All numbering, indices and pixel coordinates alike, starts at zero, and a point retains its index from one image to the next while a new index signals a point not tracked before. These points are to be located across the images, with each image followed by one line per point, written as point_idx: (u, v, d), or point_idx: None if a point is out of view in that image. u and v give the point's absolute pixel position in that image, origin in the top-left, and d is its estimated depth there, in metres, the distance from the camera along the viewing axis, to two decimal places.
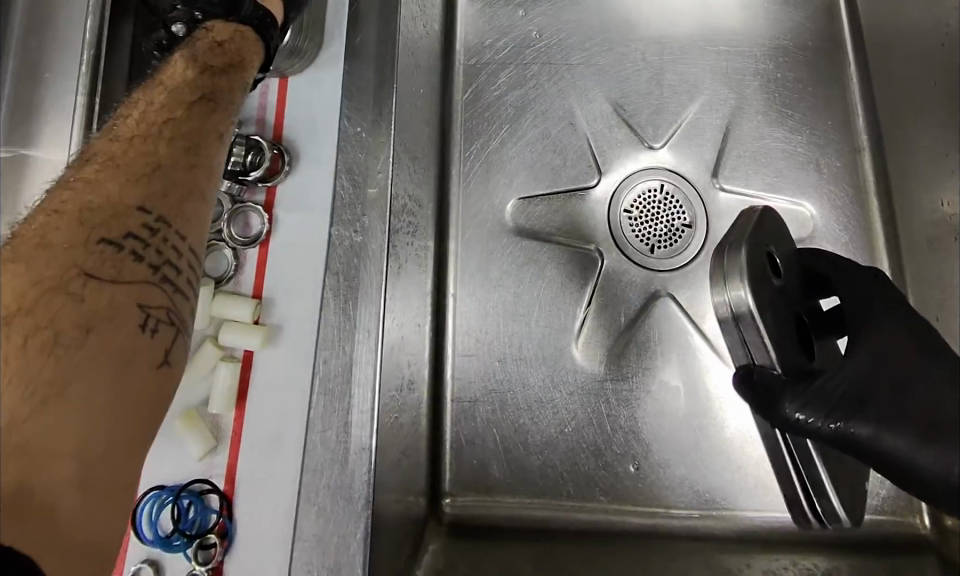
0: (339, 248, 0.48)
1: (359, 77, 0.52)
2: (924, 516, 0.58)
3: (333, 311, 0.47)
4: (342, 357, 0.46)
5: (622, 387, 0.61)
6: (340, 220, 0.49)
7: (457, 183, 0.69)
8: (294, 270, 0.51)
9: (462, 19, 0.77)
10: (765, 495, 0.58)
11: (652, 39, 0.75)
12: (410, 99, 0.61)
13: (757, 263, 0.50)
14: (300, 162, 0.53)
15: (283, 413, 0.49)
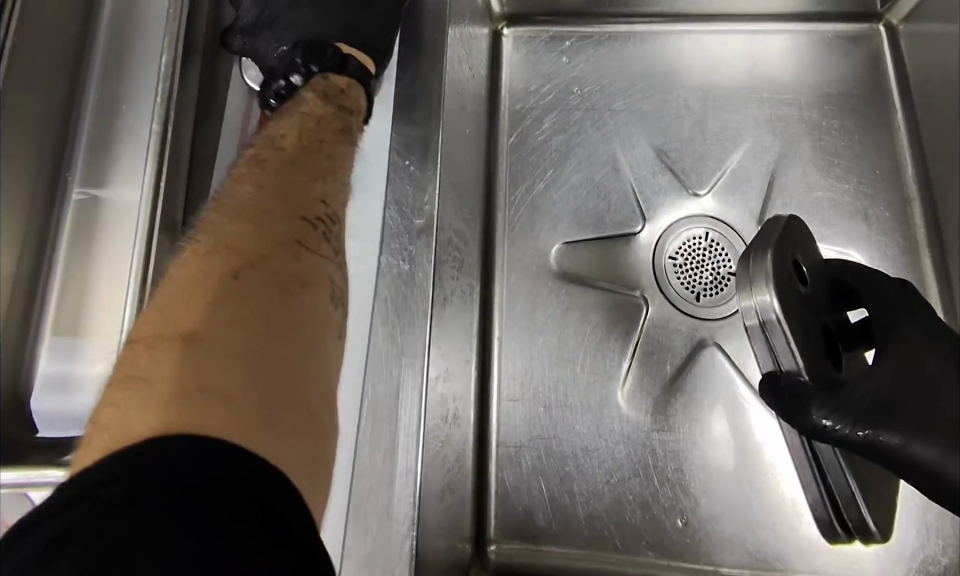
0: (385, 274, 0.48)
1: (409, 114, 0.53)
2: None
3: (382, 334, 0.47)
4: (389, 382, 0.45)
5: (669, 438, 0.60)
6: (388, 247, 0.49)
7: (501, 226, 0.70)
8: (345, 293, 0.48)
9: (507, 67, 0.80)
10: (817, 556, 0.57)
11: (694, 87, 0.77)
12: (459, 142, 0.62)
13: (782, 269, 0.52)
14: (352, 193, 0.51)
15: (333, 433, 0.45)
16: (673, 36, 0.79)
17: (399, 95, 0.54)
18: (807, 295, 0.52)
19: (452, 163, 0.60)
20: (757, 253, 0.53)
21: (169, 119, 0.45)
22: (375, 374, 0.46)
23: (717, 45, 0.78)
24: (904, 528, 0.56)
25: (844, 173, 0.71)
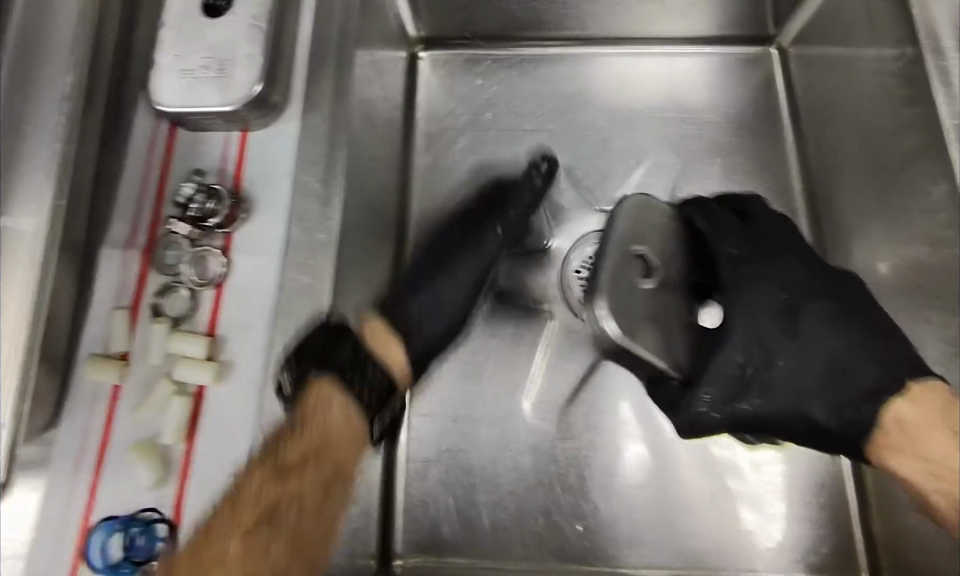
0: (287, 288, 0.50)
1: (313, 138, 0.55)
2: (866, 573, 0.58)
3: (281, 346, 0.49)
4: (287, 394, 0.47)
5: (571, 445, 0.62)
6: (290, 262, 0.51)
7: (412, 247, 0.73)
8: (249, 310, 0.50)
9: (423, 88, 0.82)
10: (708, 554, 0.59)
11: (602, 107, 0.80)
12: (369, 162, 0.64)
13: (624, 274, 0.60)
14: (257, 209, 0.53)
15: (232, 443, 0.47)
16: (583, 59, 0.83)
17: (304, 119, 0.56)
18: (653, 286, 0.61)
19: (361, 184, 0.61)
20: (606, 256, 0.60)
21: (72, 138, 0.47)
22: (274, 388, 0.48)
23: (621, 68, 0.82)
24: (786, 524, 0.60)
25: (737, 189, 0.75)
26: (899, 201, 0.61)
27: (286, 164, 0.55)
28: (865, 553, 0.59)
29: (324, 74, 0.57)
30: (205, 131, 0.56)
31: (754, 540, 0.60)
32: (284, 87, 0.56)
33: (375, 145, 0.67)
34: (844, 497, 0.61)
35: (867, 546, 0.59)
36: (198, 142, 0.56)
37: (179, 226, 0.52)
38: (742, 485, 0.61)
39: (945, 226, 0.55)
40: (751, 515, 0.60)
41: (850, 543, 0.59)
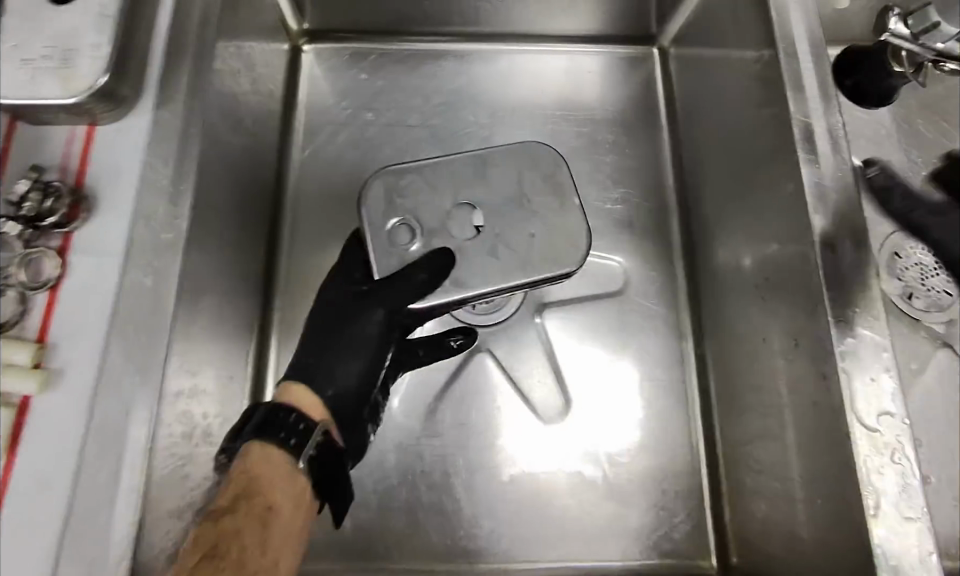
0: (128, 291, 0.48)
1: (161, 132, 0.52)
2: (714, 558, 0.61)
3: (119, 352, 0.46)
4: (118, 401, 0.45)
5: (438, 442, 0.63)
6: (133, 264, 0.48)
7: (286, 244, 0.72)
8: (83, 315, 0.48)
9: (307, 79, 0.80)
10: (568, 545, 0.61)
11: (486, 103, 0.80)
12: (235, 157, 0.62)
13: (437, 231, 0.54)
14: (99, 211, 0.51)
15: (57, 457, 0.45)
16: (468, 55, 0.82)
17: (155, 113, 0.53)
18: (476, 235, 0.54)
19: (222, 179, 0.59)
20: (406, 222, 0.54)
21: None
22: (109, 394, 0.45)
23: (507, 64, 0.82)
24: (642, 513, 0.62)
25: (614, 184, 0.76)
26: (750, 201, 0.62)
27: (135, 161, 0.53)
28: (714, 538, 0.61)
29: (178, 64, 0.54)
30: (48, 127, 0.53)
31: (616, 533, 0.61)
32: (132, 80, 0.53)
33: (246, 139, 0.65)
34: (698, 485, 0.63)
35: (716, 533, 0.62)
36: (41, 138, 0.53)
37: (10, 227, 0.49)
38: (607, 480, 0.62)
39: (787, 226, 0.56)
40: (612, 505, 0.62)
41: (701, 530, 0.62)
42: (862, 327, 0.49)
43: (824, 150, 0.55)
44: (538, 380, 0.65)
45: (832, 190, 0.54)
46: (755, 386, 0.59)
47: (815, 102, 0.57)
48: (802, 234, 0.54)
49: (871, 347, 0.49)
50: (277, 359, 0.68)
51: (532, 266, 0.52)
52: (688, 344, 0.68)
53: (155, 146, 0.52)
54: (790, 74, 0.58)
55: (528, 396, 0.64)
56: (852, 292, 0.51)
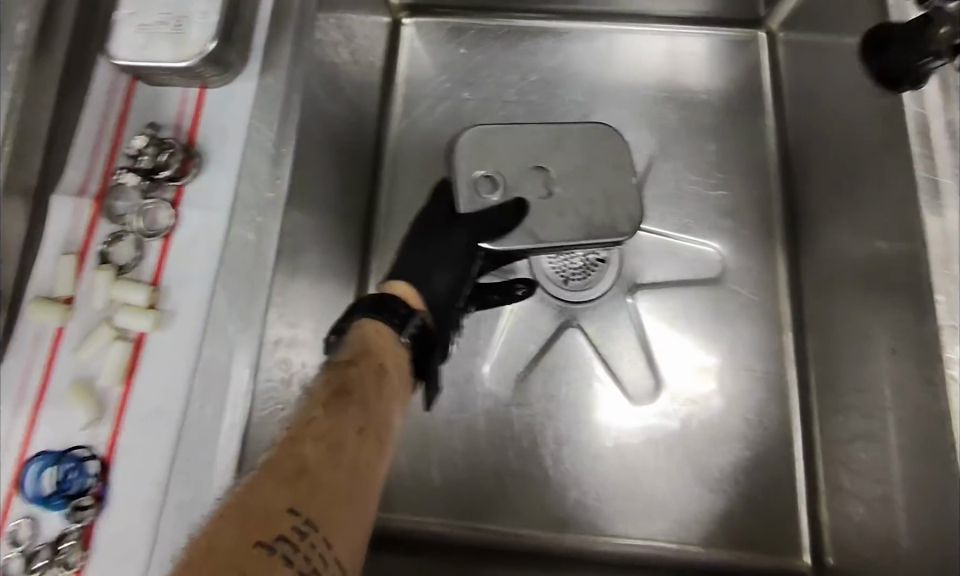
0: (233, 246, 0.49)
1: (268, 94, 0.53)
2: (807, 553, 0.59)
3: (224, 302, 0.48)
4: (224, 347, 0.47)
5: (526, 412, 0.62)
6: (238, 219, 0.50)
7: (382, 213, 0.73)
8: (193, 263, 0.50)
9: (406, 51, 0.81)
10: (653, 525, 0.60)
11: (584, 81, 0.79)
12: (338, 123, 0.63)
13: (518, 188, 0.56)
14: (208, 166, 0.52)
15: (166, 392, 0.47)
16: (569, 32, 0.81)
17: (261, 77, 0.53)
18: (548, 197, 0.56)
19: (324, 142, 0.60)
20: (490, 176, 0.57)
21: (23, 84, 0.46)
22: (214, 339, 0.48)
23: (606, 42, 0.81)
24: (733, 501, 0.60)
25: (714, 168, 0.74)
26: (858, 197, 0.59)
27: (241, 125, 0.53)
28: (808, 530, 0.59)
29: (285, 30, 0.54)
30: (161, 86, 0.53)
31: (696, 519, 0.60)
32: (240, 42, 0.53)
33: (346, 107, 0.66)
34: (792, 477, 0.61)
35: (811, 525, 0.59)
36: (155, 96, 0.54)
37: (128, 177, 0.51)
38: (694, 465, 0.61)
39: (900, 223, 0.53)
40: (701, 491, 0.61)
41: (794, 522, 0.60)
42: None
43: (942, 150, 0.50)
44: (629, 361, 0.64)
45: (948, 189, 0.49)
46: (859, 387, 0.56)
47: (932, 91, 0.52)
48: (913, 236, 0.51)
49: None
50: None
51: (595, 228, 0.55)
52: (788, 336, 0.65)
53: (259, 109, 0.53)
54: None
55: (618, 375, 0.63)
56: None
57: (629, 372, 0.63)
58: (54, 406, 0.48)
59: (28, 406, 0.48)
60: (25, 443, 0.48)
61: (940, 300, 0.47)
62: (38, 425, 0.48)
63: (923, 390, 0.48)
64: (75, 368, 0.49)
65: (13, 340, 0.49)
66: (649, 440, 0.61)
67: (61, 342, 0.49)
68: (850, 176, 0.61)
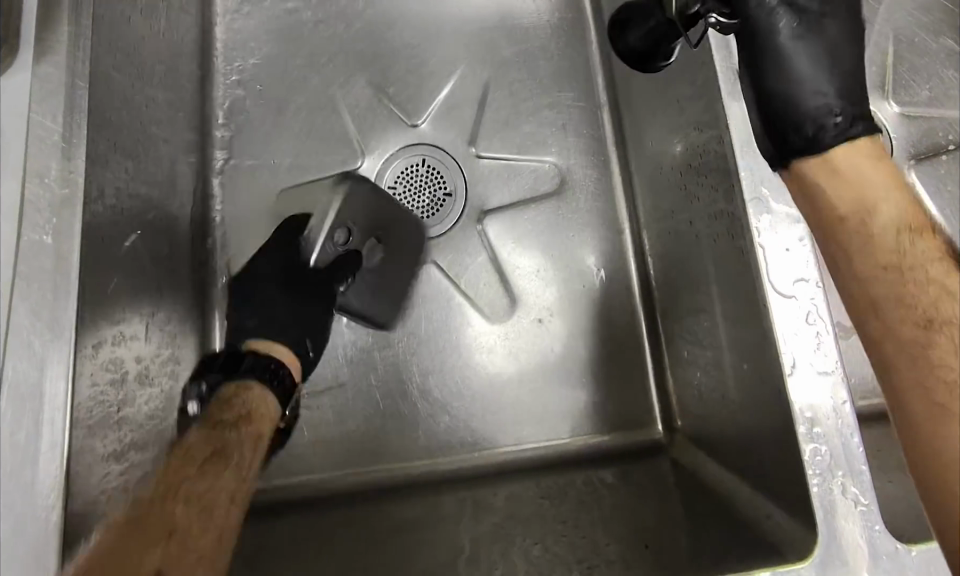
0: (25, 252, 0.46)
1: (47, 89, 0.49)
2: (660, 423, 0.65)
3: (25, 312, 0.45)
4: (31, 359, 0.44)
5: (389, 353, 0.65)
6: (27, 222, 0.46)
7: (219, 185, 0.71)
8: None
9: (220, 13, 0.75)
10: (522, 432, 0.64)
11: (411, 17, 0.76)
12: (141, 108, 0.60)
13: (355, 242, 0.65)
14: None
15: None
16: None
17: (36, 69, 0.49)
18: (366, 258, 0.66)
19: (120, 130, 0.57)
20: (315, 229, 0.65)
21: None
22: (17, 354, 0.44)
23: None
24: (589, 399, 0.65)
25: (547, 89, 0.75)
26: (671, 92, 0.59)
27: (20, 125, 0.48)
28: (660, 404, 0.65)
29: (55, 12, 0.50)
30: None
31: (559, 419, 0.64)
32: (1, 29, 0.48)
33: (151, 88, 0.62)
34: (641, 363, 0.66)
35: (661, 399, 0.65)
36: None
37: None
38: (551, 372, 0.65)
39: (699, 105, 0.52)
40: (560, 395, 0.65)
41: (647, 403, 0.65)
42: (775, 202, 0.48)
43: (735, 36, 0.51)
44: (485, 284, 0.67)
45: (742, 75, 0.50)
46: (686, 267, 0.61)
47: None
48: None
49: (784, 221, 0.48)
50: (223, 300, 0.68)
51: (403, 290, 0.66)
52: (626, 235, 0.70)
53: (38, 101, 0.48)
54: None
55: (472, 301, 0.67)
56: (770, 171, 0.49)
57: (484, 296, 0.67)
58: None
59: None
60: None
61: (743, 174, 0.49)
62: None
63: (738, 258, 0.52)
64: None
65: None
66: (508, 354, 0.65)
67: None
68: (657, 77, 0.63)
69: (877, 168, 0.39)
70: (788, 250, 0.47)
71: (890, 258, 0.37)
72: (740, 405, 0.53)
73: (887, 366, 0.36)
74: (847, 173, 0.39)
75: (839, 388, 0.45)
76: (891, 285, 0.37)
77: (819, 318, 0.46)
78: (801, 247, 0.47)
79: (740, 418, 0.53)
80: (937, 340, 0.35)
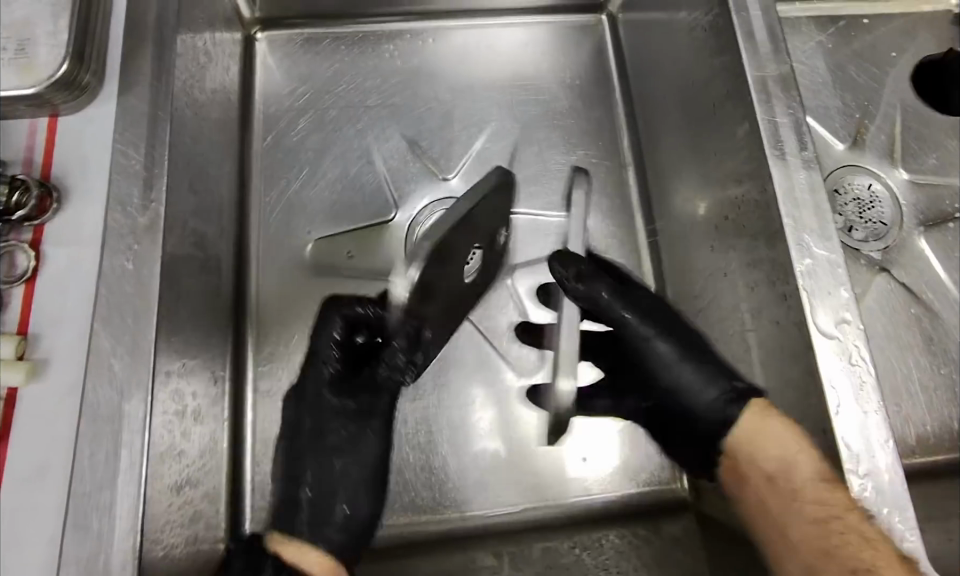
0: (107, 275, 0.45)
1: (132, 120, 0.48)
2: (685, 480, 0.65)
3: (106, 335, 0.44)
4: (113, 386, 0.43)
5: (417, 407, 0.66)
6: (111, 249, 0.45)
7: (255, 230, 0.72)
8: (60, 304, 0.46)
9: (262, 68, 0.80)
10: (551, 485, 0.65)
11: (444, 81, 0.81)
12: (203, 147, 0.60)
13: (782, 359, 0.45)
14: (73, 201, 0.48)
15: (53, 444, 0.44)
16: (419, 33, 0.83)
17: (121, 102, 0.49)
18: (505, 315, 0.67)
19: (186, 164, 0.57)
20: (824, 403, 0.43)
21: None
22: (98, 378, 0.43)
23: (461, 40, 0.83)
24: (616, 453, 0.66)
25: (573, 148, 0.78)
26: (704, 150, 0.60)
27: (105, 151, 0.49)
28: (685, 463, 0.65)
29: (140, 46, 0.51)
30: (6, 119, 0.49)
31: (579, 460, 0.65)
32: (95, 65, 0.49)
33: (212, 130, 0.63)
34: None
35: None
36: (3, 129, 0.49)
37: None
38: (578, 425, 0.66)
39: (744, 154, 0.52)
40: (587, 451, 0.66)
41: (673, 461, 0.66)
42: (817, 247, 0.46)
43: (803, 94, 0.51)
44: (514, 342, 0.68)
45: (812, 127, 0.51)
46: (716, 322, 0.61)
47: (767, 52, 0.52)
48: (761, 166, 0.50)
49: (824, 266, 0.46)
50: (256, 341, 0.69)
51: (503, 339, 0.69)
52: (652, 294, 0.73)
53: (122, 133, 0.48)
54: (743, 28, 0.53)
55: (502, 351, 0.68)
56: (809, 219, 0.47)
57: (513, 348, 0.68)
58: None
59: None
60: None
61: (785, 223, 0.47)
62: None
63: (780, 304, 0.49)
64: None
65: None
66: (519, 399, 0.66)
67: None
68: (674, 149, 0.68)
69: (795, 440, 0.45)
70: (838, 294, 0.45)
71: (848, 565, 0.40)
72: None
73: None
74: (777, 445, 0.45)
75: (882, 427, 0.43)
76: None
77: (862, 363, 0.43)
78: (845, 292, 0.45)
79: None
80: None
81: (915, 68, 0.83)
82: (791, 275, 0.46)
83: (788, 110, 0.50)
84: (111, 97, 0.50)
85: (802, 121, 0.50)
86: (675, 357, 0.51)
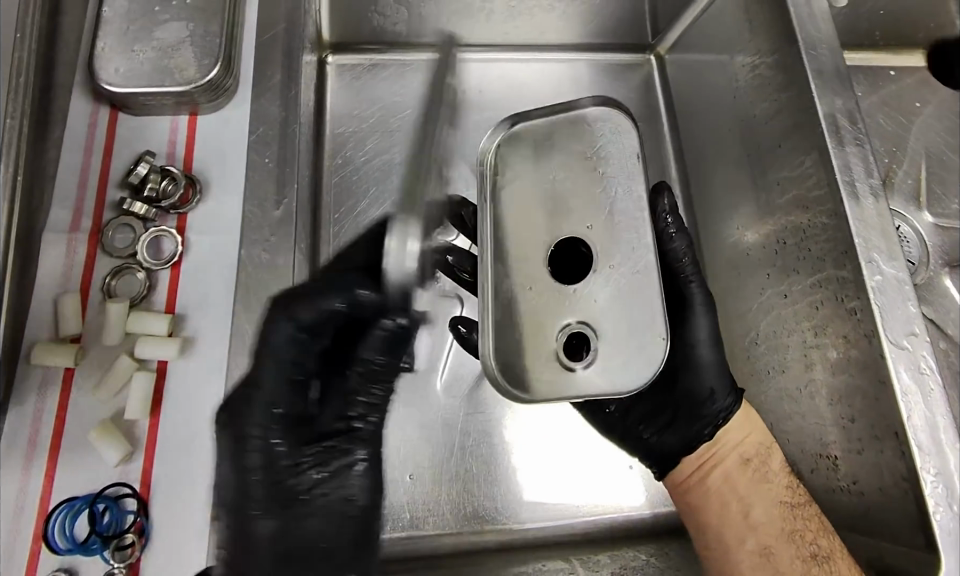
0: (248, 264, 0.52)
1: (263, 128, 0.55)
2: None
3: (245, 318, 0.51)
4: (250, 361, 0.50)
5: (476, 419, 0.67)
6: (248, 240, 0.53)
7: (326, 242, 0.76)
8: (202, 289, 0.53)
9: (331, 89, 0.84)
10: (604, 499, 0.66)
11: (502, 109, 0.86)
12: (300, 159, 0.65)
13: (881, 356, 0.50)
14: (210, 193, 0.55)
15: (198, 417, 0.51)
16: (475, 64, 0.88)
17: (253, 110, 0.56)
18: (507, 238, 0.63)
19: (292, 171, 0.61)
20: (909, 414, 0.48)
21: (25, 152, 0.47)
22: None
23: (515, 72, 0.88)
24: None
25: None
26: (766, 180, 0.66)
27: (239, 149, 0.56)
28: None
29: (269, 65, 0.57)
30: (151, 119, 0.56)
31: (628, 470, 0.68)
32: (235, 69, 0.57)
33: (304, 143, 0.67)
34: None
35: None
36: (142, 128, 0.56)
37: (132, 206, 0.54)
38: None
39: (814, 181, 0.58)
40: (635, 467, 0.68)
41: None
42: (885, 266, 0.52)
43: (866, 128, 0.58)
44: None
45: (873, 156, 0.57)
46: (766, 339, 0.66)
47: (834, 87, 0.59)
48: (831, 193, 0.56)
49: (893, 282, 0.51)
50: None
51: None
52: None
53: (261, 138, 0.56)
54: (813, 66, 0.60)
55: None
56: (877, 240, 0.53)
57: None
58: (74, 445, 0.50)
59: (44, 453, 0.49)
60: (46, 490, 0.49)
61: (857, 243, 0.53)
62: (56, 475, 0.49)
63: (847, 319, 0.54)
64: (93, 409, 0.51)
65: (18, 388, 0.50)
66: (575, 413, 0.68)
67: (74, 385, 0.51)
68: (725, 180, 0.74)
69: (762, 430, 0.59)
70: (906, 309, 0.51)
71: (787, 523, 0.54)
72: (830, 476, 0.57)
73: (767, 550, 0.54)
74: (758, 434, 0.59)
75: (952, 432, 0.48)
76: (785, 533, 0.54)
77: (929, 372, 0.49)
78: (912, 308, 0.50)
79: (815, 484, 0.59)
80: (770, 560, 0.54)
81: (943, 116, 0.88)
82: (865, 289, 0.52)
83: (855, 142, 0.57)
84: (244, 100, 0.57)
85: (868, 151, 0.57)
86: (714, 363, 0.60)
